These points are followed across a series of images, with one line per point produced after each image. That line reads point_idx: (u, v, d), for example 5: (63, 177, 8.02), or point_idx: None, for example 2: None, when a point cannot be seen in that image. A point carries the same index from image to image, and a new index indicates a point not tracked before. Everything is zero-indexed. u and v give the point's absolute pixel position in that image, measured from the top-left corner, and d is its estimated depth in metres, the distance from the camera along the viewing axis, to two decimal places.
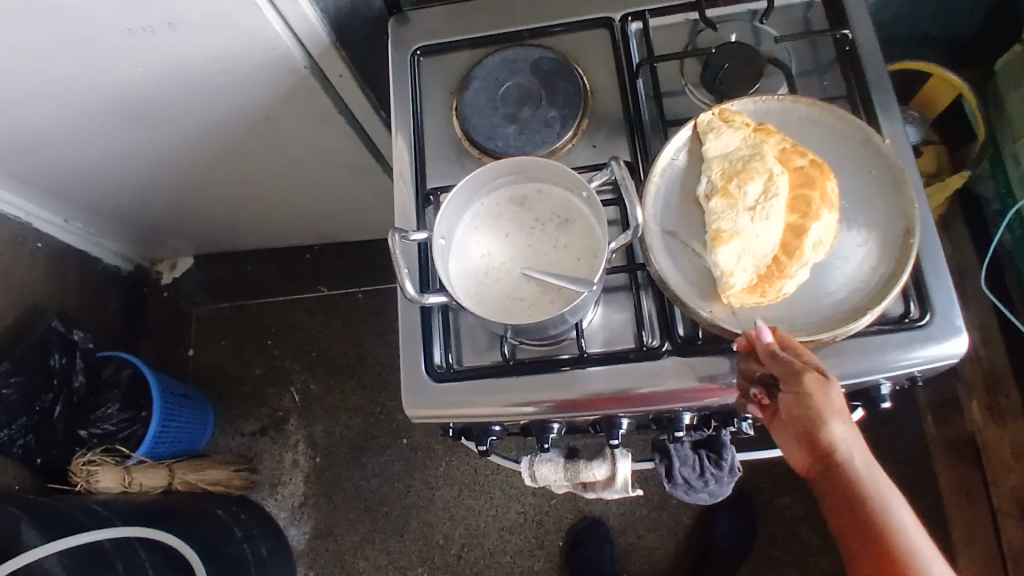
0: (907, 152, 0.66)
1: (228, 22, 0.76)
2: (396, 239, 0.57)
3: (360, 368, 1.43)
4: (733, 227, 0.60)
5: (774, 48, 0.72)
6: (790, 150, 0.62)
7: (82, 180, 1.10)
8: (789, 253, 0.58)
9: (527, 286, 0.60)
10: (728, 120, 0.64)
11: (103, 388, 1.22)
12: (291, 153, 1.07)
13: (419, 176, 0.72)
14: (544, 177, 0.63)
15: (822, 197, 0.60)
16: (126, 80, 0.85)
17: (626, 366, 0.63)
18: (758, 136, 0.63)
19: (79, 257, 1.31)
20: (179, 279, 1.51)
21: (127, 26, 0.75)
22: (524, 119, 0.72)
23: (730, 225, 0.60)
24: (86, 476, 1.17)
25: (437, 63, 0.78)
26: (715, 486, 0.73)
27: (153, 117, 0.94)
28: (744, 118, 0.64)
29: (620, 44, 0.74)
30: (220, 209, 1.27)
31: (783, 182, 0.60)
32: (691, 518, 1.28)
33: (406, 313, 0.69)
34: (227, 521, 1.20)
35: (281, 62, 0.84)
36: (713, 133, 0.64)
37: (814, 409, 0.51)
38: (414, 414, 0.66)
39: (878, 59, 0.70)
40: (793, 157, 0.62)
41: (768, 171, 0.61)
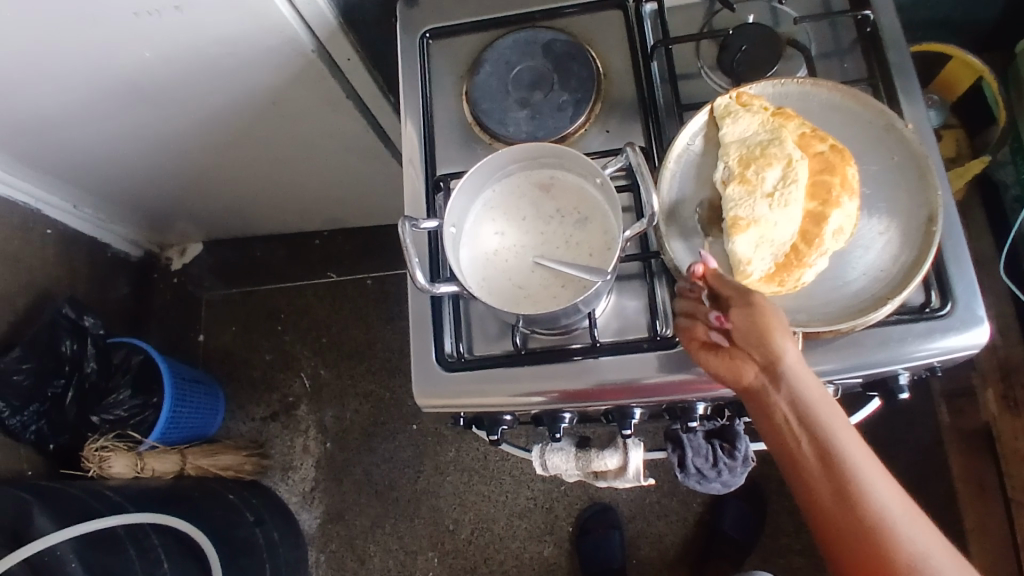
0: (930, 137, 0.64)
1: (235, 5, 0.75)
2: (406, 228, 0.56)
3: (369, 354, 1.43)
4: (751, 215, 0.58)
5: (794, 30, 0.70)
6: (810, 135, 0.61)
7: (90, 165, 1.10)
8: (808, 241, 0.57)
9: (540, 275, 0.59)
10: (746, 103, 0.62)
11: (114, 373, 1.23)
12: (298, 138, 1.06)
13: (429, 163, 0.71)
14: (556, 163, 0.62)
15: (842, 184, 0.59)
16: (133, 64, 0.84)
17: (639, 356, 0.63)
18: (777, 120, 0.61)
19: (89, 243, 1.31)
20: (188, 264, 1.51)
21: (134, 9, 0.74)
22: (536, 104, 0.70)
23: (748, 212, 0.58)
24: (98, 462, 1.18)
25: (447, 46, 0.76)
26: (728, 476, 0.73)
27: (160, 102, 0.93)
28: (762, 102, 0.63)
29: (634, 26, 0.72)
30: (228, 194, 1.26)
31: (803, 168, 0.59)
32: (701, 505, 1.28)
33: (417, 302, 0.68)
34: (239, 506, 1.21)
35: (289, 45, 0.83)
36: (731, 117, 0.62)
37: (759, 323, 0.50)
38: (425, 403, 0.66)
39: (901, 41, 0.68)
40: (813, 143, 0.61)
41: (788, 156, 0.59)
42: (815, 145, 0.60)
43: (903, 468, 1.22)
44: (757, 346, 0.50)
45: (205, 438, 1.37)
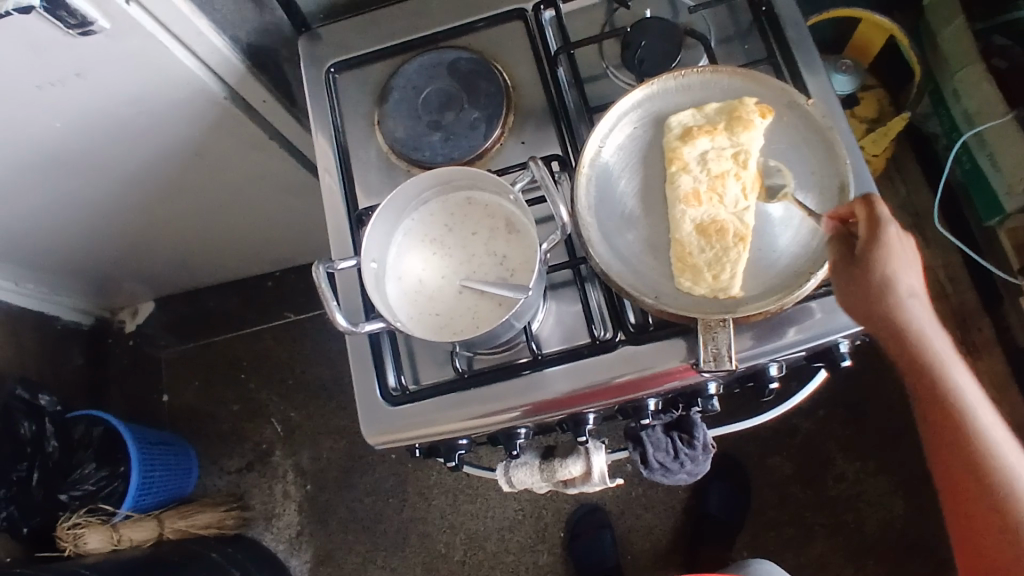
0: (835, 106, 0.65)
1: (138, 63, 0.73)
2: (322, 271, 0.56)
3: (337, 389, 1.41)
4: (744, 224, 0.60)
5: (692, 20, 0.71)
6: (697, 129, 0.62)
7: (21, 240, 1.07)
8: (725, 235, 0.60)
9: (467, 298, 0.59)
10: (748, 115, 0.62)
11: (76, 449, 1.18)
12: (229, 184, 1.05)
13: (351, 198, 0.71)
14: (470, 184, 0.62)
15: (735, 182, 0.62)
16: (42, 134, 0.82)
17: (582, 363, 0.63)
18: (737, 124, 0.62)
19: (36, 318, 1.28)
20: (142, 324, 1.48)
21: (35, 81, 0.72)
22: (448, 124, 0.70)
23: (746, 222, 0.60)
24: (72, 539, 1.14)
25: (355, 78, 0.76)
26: (691, 466, 0.72)
27: (80, 168, 0.91)
28: (751, 114, 0.62)
29: (537, 34, 0.73)
30: (172, 250, 1.24)
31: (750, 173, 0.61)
32: (686, 491, 1.28)
33: (355, 341, 0.67)
34: (225, 564, 1.18)
35: (201, 95, 0.81)
36: (745, 124, 0.61)
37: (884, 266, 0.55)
38: (376, 441, 0.65)
39: (797, 16, 0.69)
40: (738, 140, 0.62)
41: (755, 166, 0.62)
42: (718, 138, 0.62)
43: (876, 426, 1.24)
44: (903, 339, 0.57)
45: (182, 498, 1.34)
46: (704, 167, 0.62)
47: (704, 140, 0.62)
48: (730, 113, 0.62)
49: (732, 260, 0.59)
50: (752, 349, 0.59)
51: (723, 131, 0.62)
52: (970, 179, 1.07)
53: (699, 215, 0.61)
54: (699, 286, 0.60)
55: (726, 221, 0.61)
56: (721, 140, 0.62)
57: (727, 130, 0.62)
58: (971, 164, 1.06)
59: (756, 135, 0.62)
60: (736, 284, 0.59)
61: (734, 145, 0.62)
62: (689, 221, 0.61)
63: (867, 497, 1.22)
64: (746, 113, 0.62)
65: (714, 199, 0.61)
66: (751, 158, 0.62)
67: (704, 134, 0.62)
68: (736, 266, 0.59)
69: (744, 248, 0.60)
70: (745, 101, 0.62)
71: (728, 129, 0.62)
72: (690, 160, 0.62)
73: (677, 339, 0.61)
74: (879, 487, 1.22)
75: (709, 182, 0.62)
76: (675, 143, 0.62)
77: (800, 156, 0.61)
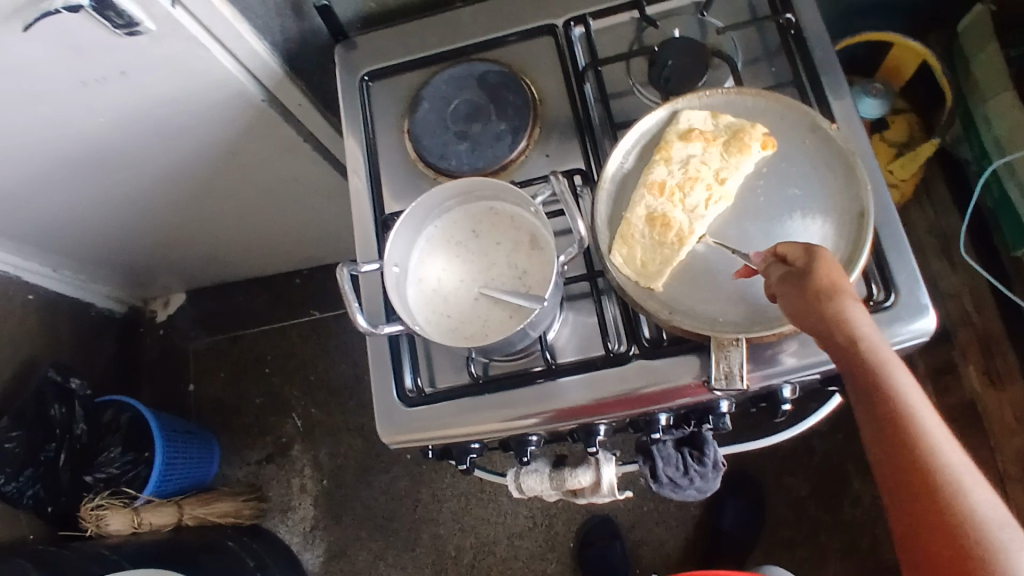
0: (858, 133, 0.65)
1: (181, 65, 0.76)
2: (345, 272, 0.58)
3: (357, 388, 1.44)
4: (690, 229, 0.61)
5: (719, 41, 0.72)
6: (697, 133, 0.63)
7: (62, 229, 1.11)
8: (673, 232, 0.61)
9: (486, 305, 0.61)
10: (750, 135, 0.62)
11: (103, 433, 1.22)
12: (262, 183, 1.08)
13: (377, 203, 0.73)
14: (493, 195, 0.64)
15: (700, 183, 0.62)
16: (87, 128, 0.86)
17: (595, 374, 0.64)
18: (738, 139, 0.62)
19: (71, 304, 1.32)
20: (173, 315, 1.53)
21: (82, 78, 0.76)
22: (475, 135, 0.72)
23: (695, 229, 0.61)
24: (95, 520, 1.18)
25: (387, 86, 0.78)
26: (701, 482, 0.73)
27: (121, 162, 0.95)
28: (754, 134, 0.62)
29: (565, 50, 0.74)
30: (204, 245, 1.28)
31: (723, 185, 0.62)
32: (699, 508, 1.28)
33: (375, 342, 0.69)
34: (240, 553, 1.20)
35: (239, 97, 0.84)
36: (745, 139, 0.62)
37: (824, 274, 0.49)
38: (391, 440, 0.67)
39: (825, 40, 0.69)
40: (732, 152, 0.62)
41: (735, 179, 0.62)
42: (708, 148, 0.62)
43: None
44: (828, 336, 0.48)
45: (202, 486, 1.38)
46: (684, 167, 0.62)
47: (697, 145, 0.63)
48: (738, 127, 0.63)
49: (666, 253, 0.61)
50: (764, 369, 0.60)
51: (719, 142, 0.63)
52: (1000, 207, 1.06)
53: (657, 205, 0.62)
54: (626, 268, 0.61)
55: (675, 217, 0.61)
56: (713, 150, 0.62)
57: (725, 144, 0.62)
58: (1000, 193, 1.05)
59: (748, 161, 0.62)
60: (660, 279, 0.60)
61: (722, 155, 0.62)
62: (642, 209, 0.62)
63: (882, 524, 1.21)
64: (751, 133, 0.62)
65: (675, 198, 0.62)
66: (732, 176, 0.62)
67: (701, 141, 0.62)
68: (666, 263, 0.61)
69: (681, 249, 0.61)
70: (755, 129, 0.62)
71: (726, 142, 0.62)
72: (675, 156, 0.63)
73: (690, 355, 0.62)
74: None
75: (681, 179, 0.62)
76: (673, 138, 0.63)
77: (820, 180, 0.61)
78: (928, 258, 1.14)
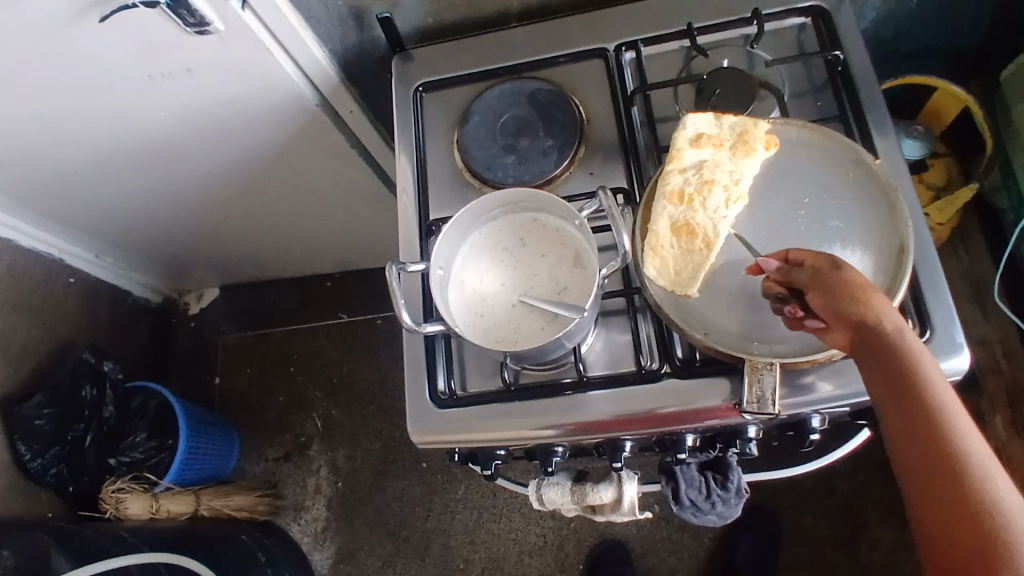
0: (901, 170, 0.66)
1: (243, 66, 0.80)
2: (394, 271, 0.60)
3: (378, 394, 1.46)
4: (714, 233, 0.62)
5: (767, 73, 0.73)
6: (706, 138, 0.64)
7: (111, 217, 1.15)
8: (701, 236, 0.62)
9: (525, 313, 0.62)
10: (753, 138, 0.64)
11: (131, 417, 1.24)
12: (306, 185, 1.11)
13: (423, 208, 0.75)
14: (538, 207, 0.65)
15: (721, 189, 0.63)
16: (147, 121, 0.89)
17: (626, 389, 0.64)
18: (743, 144, 0.64)
19: (110, 290, 1.36)
20: (205, 309, 1.56)
21: (149, 73, 0.80)
22: (522, 149, 0.74)
23: (717, 232, 0.62)
24: (114, 503, 1.19)
25: (439, 97, 0.81)
26: (723, 508, 0.73)
27: (175, 156, 0.99)
28: (759, 139, 0.64)
29: (615, 73, 0.76)
30: (243, 241, 1.31)
31: (737, 188, 0.63)
32: (713, 540, 1.27)
33: (411, 342, 0.71)
34: (252, 547, 1.22)
35: (294, 101, 0.87)
36: (750, 144, 0.64)
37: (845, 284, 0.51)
38: (420, 439, 0.68)
39: (871, 79, 0.70)
40: (741, 158, 0.64)
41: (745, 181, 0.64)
42: (717, 151, 0.64)
43: None
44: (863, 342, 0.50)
45: (220, 479, 1.39)
46: (698, 172, 0.64)
47: (707, 150, 0.64)
48: (738, 133, 0.64)
49: (699, 260, 0.62)
50: (796, 396, 0.60)
51: (727, 145, 0.64)
52: None
53: (679, 213, 0.62)
54: (661, 277, 0.62)
55: (699, 223, 0.62)
56: (721, 154, 0.64)
57: (732, 148, 0.64)
58: None
59: (754, 161, 0.64)
60: (694, 286, 0.62)
61: (732, 160, 0.64)
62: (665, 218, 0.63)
63: (899, 571, 1.19)
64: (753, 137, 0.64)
65: (696, 202, 0.62)
66: (743, 179, 0.63)
67: (711, 145, 0.64)
68: (700, 269, 0.62)
69: (710, 254, 0.62)
70: (758, 128, 0.64)
71: (733, 145, 0.64)
72: (686, 162, 0.64)
73: (722, 377, 0.63)
74: (913, 563, 1.18)
75: (697, 185, 0.63)
76: (684, 145, 0.64)
77: (861, 212, 0.62)
78: (959, 305, 1.13)
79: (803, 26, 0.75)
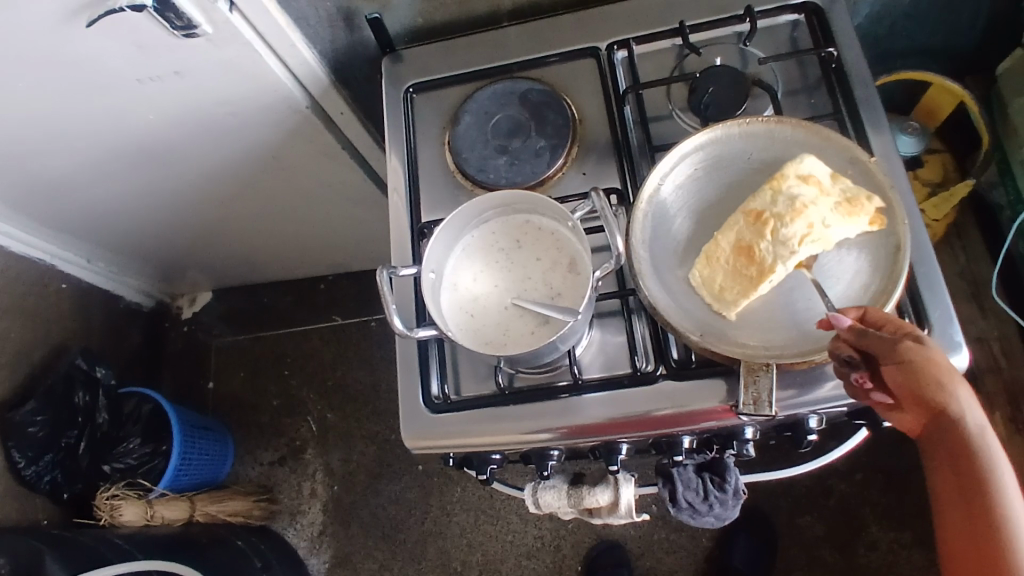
0: (896, 169, 0.66)
1: (232, 68, 0.79)
2: (385, 276, 0.59)
3: (373, 396, 1.45)
4: (773, 267, 0.59)
5: (760, 71, 0.72)
6: (814, 178, 0.61)
7: (102, 221, 1.14)
8: (757, 263, 0.60)
9: (519, 316, 0.62)
10: (862, 204, 0.59)
11: (124, 423, 1.23)
12: (298, 187, 1.10)
13: (414, 211, 0.74)
14: (532, 209, 0.65)
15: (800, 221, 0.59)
16: (136, 124, 0.88)
17: (621, 392, 0.64)
18: (851, 205, 0.59)
19: (102, 295, 1.35)
20: (198, 312, 1.55)
21: (137, 76, 0.79)
22: (514, 150, 0.73)
23: (777, 269, 0.59)
24: (109, 510, 1.19)
25: (430, 98, 0.80)
26: (721, 509, 0.72)
27: (166, 159, 0.98)
28: (868, 209, 0.60)
29: (607, 72, 0.76)
30: (235, 245, 1.30)
31: (820, 234, 0.59)
32: (710, 540, 1.27)
33: (404, 346, 0.70)
34: (247, 552, 1.21)
35: (285, 103, 0.87)
36: (856, 202, 0.60)
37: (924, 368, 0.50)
38: (414, 445, 0.67)
39: (865, 76, 0.70)
40: (843, 209, 0.59)
41: (835, 234, 0.59)
42: (823, 199, 0.60)
43: (914, 496, 1.21)
44: (941, 420, 0.51)
45: (215, 484, 1.38)
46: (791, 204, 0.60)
47: (810, 188, 0.60)
48: (856, 194, 0.60)
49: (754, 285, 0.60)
50: (792, 397, 0.60)
51: (835, 196, 0.60)
52: None
53: (747, 233, 0.61)
54: (703, 288, 0.62)
55: (762, 251, 0.60)
56: (824, 200, 0.60)
57: (839, 199, 0.60)
58: None
59: (853, 226, 0.59)
60: (734, 307, 0.61)
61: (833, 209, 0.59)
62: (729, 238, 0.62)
63: (897, 568, 1.19)
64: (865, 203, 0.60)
65: (768, 229, 0.60)
66: (831, 230, 0.59)
67: (816, 185, 0.60)
68: (744, 294, 0.60)
69: (761, 284, 0.60)
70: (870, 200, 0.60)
71: (841, 200, 0.60)
72: (785, 190, 0.61)
73: (718, 379, 0.62)
74: (911, 560, 1.18)
75: (782, 213, 0.60)
76: (791, 173, 0.61)
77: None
78: (956, 301, 1.13)
79: (797, 23, 0.74)
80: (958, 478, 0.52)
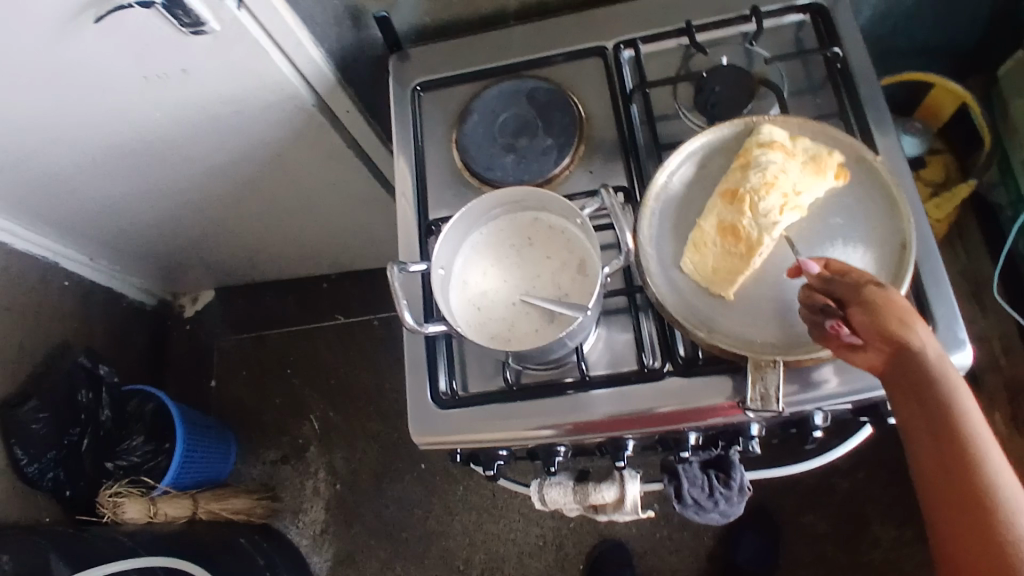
0: (902, 168, 0.66)
1: (241, 66, 0.79)
2: (395, 272, 0.59)
3: (376, 395, 1.45)
4: (761, 243, 0.61)
5: (766, 70, 0.73)
6: (779, 146, 0.62)
7: (106, 219, 1.14)
8: (745, 240, 0.61)
9: (527, 313, 0.62)
10: (825, 160, 0.62)
11: (127, 421, 1.23)
12: (303, 186, 1.10)
13: (422, 208, 0.75)
14: (540, 206, 0.65)
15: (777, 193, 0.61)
16: (143, 122, 0.89)
17: (628, 388, 0.64)
18: (816, 164, 0.62)
19: (105, 294, 1.35)
20: (201, 311, 1.55)
21: (143, 73, 0.79)
22: (521, 148, 0.74)
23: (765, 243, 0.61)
24: (112, 507, 1.18)
25: (437, 97, 0.80)
26: (726, 506, 0.73)
27: (171, 157, 0.98)
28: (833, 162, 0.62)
29: (613, 72, 0.76)
30: (239, 243, 1.31)
31: (794, 203, 0.61)
32: (712, 538, 1.27)
33: (412, 343, 0.70)
34: (251, 550, 1.21)
35: (291, 101, 0.87)
36: (823, 160, 0.62)
37: (882, 306, 0.49)
38: (422, 441, 0.67)
39: (870, 76, 0.70)
40: (813, 172, 0.62)
41: (805, 199, 0.62)
42: (790, 162, 0.62)
43: (915, 495, 1.21)
44: (903, 362, 0.49)
45: (217, 482, 1.38)
46: (762, 176, 0.61)
47: (778, 156, 0.62)
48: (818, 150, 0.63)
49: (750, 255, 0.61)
50: (798, 394, 0.60)
51: (799, 158, 0.62)
52: None
53: (728, 211, 0.62)
54: (694, 269, 0.63)
55: (745, 226, 0.61)
56: (792, 164, 0.62)
57: (806, 163, 0.62)
58: None
59: (823, 184, 0.62)
60: (729, 287, 0.62)
61: (798, 171, 0.62)
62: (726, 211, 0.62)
63: (898, 567, 1.19)
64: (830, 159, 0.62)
65: (749, 203, 0.61)
66: (804, 194, 0.62)
67: (783, 153, 0.62)
68: (738, 272, 0.61)
69: (753, 259, 0.61)
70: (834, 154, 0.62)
71: (805, 161, 0.62)
72: (756, 164, 0.62)
73: (724, 375, 0.63)
74: (913, 558, 1.19)
75: (756, 187, 0.61)
76: (755, 147, 0.63)
77: (862, 209, 0.62)
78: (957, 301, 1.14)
79: (802, 24, 0.75)
80: (939, 443, 0.48)
